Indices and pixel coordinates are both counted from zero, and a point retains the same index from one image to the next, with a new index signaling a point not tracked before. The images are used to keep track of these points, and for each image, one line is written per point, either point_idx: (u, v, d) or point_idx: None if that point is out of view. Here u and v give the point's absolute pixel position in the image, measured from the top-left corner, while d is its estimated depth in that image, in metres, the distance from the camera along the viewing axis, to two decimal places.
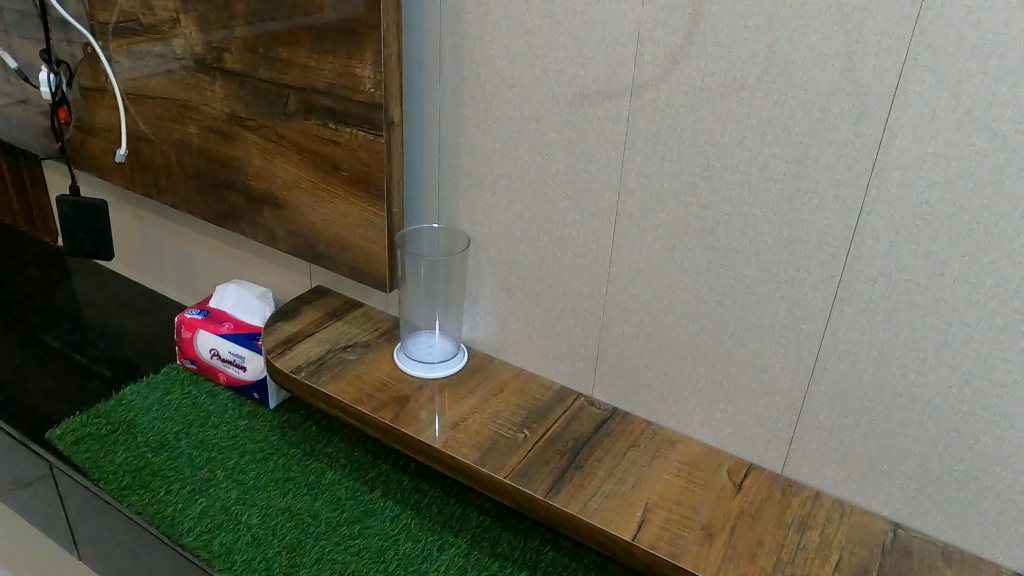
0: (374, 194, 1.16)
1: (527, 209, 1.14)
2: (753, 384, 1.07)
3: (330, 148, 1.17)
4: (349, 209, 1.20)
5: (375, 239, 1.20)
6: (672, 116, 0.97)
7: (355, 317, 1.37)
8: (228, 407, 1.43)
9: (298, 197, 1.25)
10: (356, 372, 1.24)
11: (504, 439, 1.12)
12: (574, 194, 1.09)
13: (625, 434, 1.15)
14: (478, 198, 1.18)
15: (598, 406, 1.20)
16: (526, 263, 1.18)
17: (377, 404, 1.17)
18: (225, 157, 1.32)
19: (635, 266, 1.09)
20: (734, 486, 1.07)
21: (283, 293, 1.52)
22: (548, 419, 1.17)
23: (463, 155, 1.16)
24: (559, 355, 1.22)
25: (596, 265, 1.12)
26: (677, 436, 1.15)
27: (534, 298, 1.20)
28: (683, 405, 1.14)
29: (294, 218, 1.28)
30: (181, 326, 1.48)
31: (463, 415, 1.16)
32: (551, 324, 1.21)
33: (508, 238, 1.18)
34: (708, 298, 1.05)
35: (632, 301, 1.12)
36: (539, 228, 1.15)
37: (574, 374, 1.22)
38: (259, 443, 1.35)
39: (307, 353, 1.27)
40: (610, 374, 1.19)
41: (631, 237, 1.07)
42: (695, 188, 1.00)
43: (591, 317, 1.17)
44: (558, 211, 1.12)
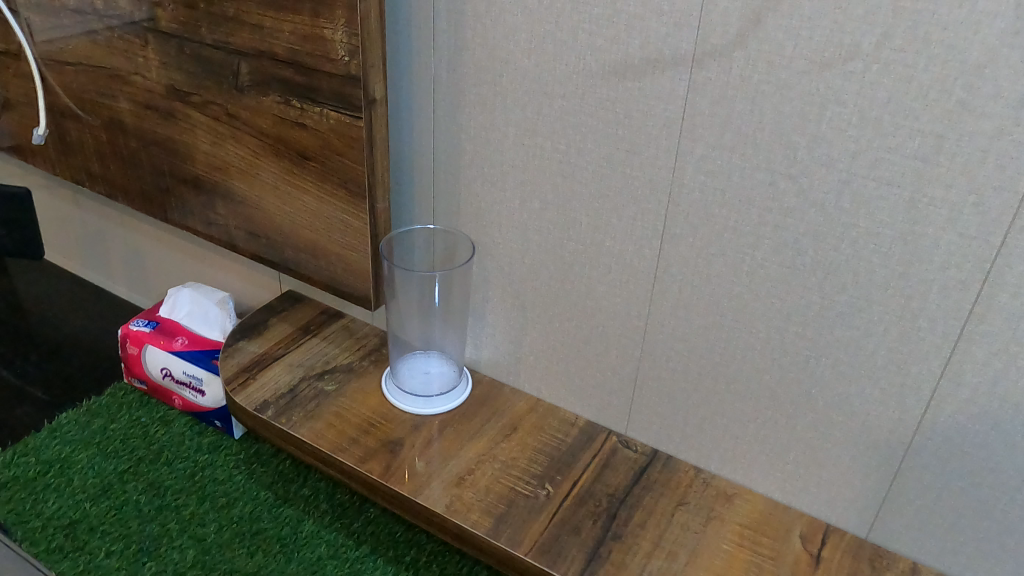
0: (353, 191, 0.91)
1: (548, 209, 0.90)
2: (837, 433, 0.84)
3: (296, 132, 0.92)
4: (323, 208, 0.96)
5: (355, 246, 0.96)
6: (748, 95, 0.73)
7: (334, 333, 1.13)
8: (184, 438, 1.20)
9: (257, 191, 1.00)
10: (337, 408, 1.00)
11: (522, 499, 0.90)
12: (610, 192, 0.85)
13: (669, 488, 0.93)
14: (484, 193, 0.93)
15: (634, 449, 0.98)
16: (545, 276, 0.95)
17: (364, 453, 0.94)
18: (166, 140, 1.06)
19: (688, 284, 0.85)
20: (811, 559, 0.85)
21: (247, 298, 1.28)
22: (574, 469, 0.94)
23: (466, 140, 0.91)
24: (586, 385, 1.00)
25: (636, 281, 0.89)
26: (734, 488, 0.93)
27: (555, 317, 0.97)
28: (742, 452, 0.92)
29: (255, 217, 1.03)
30: (126, 340, 1.23)
31: (470, 465, 0.94)
32: (575, 348, 0.98)
33: (524, 245, 0.94)
34: (784, 327, 0.82)
35: (682, 326, 0.88)
36: (563, 233, 0.90)
37: (603, 408, 1.00)
38: (222, 487, 1.12)
39: (275, 382, 1.04)
40: (650, 411, 0.96)
41: (685, 247, 0.84)
42: (776, 189, 0.76)
43: (627, 342, 0.93)
44: (588, 213, 0.88)
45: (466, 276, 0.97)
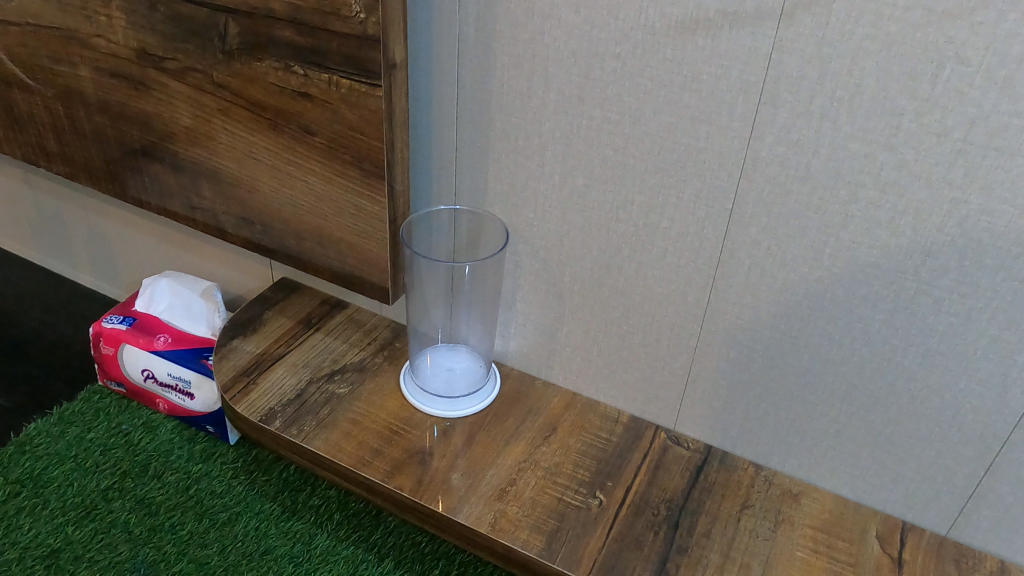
0: (368, 171, 0.79)
1: (594, 186, 0.79)
2: (922, 429, 0.76)
3: (298, 103, 0.79)
4: (331, 191, 0.84)
5: (370, 232, 0.84)
6: (848, 54, 0.62)
7: (339, 326, 1.02)
8: (173, 446, 1.08)
9: (251, 171, 0.88)
10: (353, 415, 0.90)
11: (573, 512, 0.81)
12: (669, 167, 0.74)
13: (729, 489, 0.85)
14: (517, 170, 0.82)
15: (686, 446, 0.89)
16: (587, 261, 0.84)
17: (390, 466, 0.84)
18: (137, 113, 0.91)
19: (757, 269, 0.76)
20: (893, 564, 0.78)
21: (233, 286, 1.16)
22: (624, 473, 0.85)
23: (496, 109, 0.79)
24: (629, 378, 0.90)
25: (695, 266, 0.79)
26: (798, 486, 0.86)
27: (597, 306, 0.87)
28: (808, 448, 0.84)
29: (249, 200, 0.91)
30: (99, 339, 1.10)
31: (511, 474, 0.84)
32: (619, 339, 0.88)
33: (562, 226, 0.83)
34: (868, 316, 0.73)
35: (747, 315, 0.79)
36: (610, 213, 0.80)
37: (649, 403, 0.91)
38: (220, 501, 1.01)
39: (280, 387, 0.92)
40: (703, 405, 0.88)
41: (756, 228, 0.74)
42: (873, 163, 0.66)
43: (680, 332, 0.84)
44: (642, 190, 0.77)
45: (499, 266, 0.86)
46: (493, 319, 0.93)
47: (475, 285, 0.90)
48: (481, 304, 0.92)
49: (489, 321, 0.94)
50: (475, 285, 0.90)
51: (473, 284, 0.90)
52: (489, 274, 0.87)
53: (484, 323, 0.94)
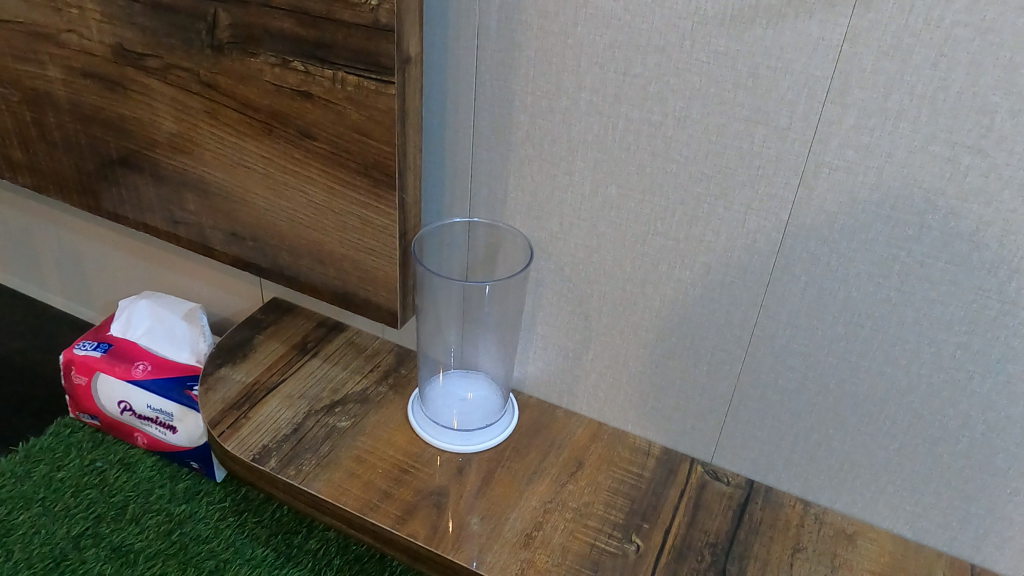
0: (377, 180, 0.71)
1: (630, 196, 0.71)
2: (997, 462, 0.69)
3: (298, 104, 0.70)
4: (334, 203, 0.75)
5: (377, 248, 0.76)
6: (934, 43, 0.55)
7: (338, 352, 0.93)
8: (153, 485, 0.98)
9: (242, 181, 0.79)
10: (357, 451, 0.81)
11: (609, 560, 0.72)
12: (717, 174, 0.67)
13: (778, 530, 0.76)
14: (542, 178, 0.74)
15: (726, 482, 0.81)
16: (619, 279, 0.76)
17: (401, 510, 0.75)
18: (113, 118, 0.82)
19: (815, 288, 0.68)
20: None
21: (219, 307, 1.06)
22: (661, 513, 0.77)
23: (520, 111, 0.71)
24: (663, 408, 0.82)
25: (742, 284, 0.71)
26: (853, 526, 0.77)
27: (628, 328, 0.79)
28: (863, 483, 0.76)
29: (240, 213, 0.82)
30: (70, 368, 1.00)
31: (536, 517, 0.75)
32: (652, 364, 0.80)
33: (591, 240, 0.75)
34: (941, 339, 0.66)
35: (800, 338, 0.71)
36: (647, 225, 0.72)
37: (684, 434, 0.83)
38: (206, 547, 0.91)
39: (274, 421, 0.83)
40: (745, 436, 0.80)
41: (815, 242, 0.66)
42: (957, 167, 0.58)
43: (722, 357, 0.76)
44: (685, 200, 0.69)
45: (521, 285, 0.78)
46: (511, 343, 0.84)
47: (492, 307, 0.81)
48: (498, 326, 0.84)
49: (506, 345, 0.85)
50: (493, 306, 0.81)
51: (490, 305, 0.81)
52: (509, 295, 0.78)
53: (501, 348, 0.85)
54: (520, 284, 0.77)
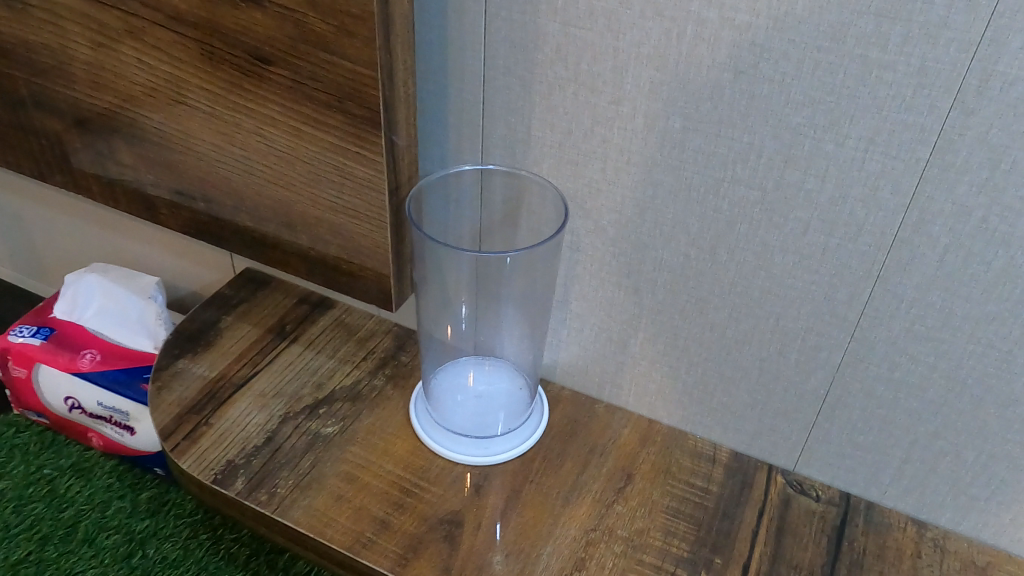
0: (354, 116, 0.52)
1: (700, 131, 0.52)
2: None
3: (243, 14, 0.51)
4: (301, 150, 0.57)
5: (362, 209, 0.57)
6: None
7: (323, 335, 0.76)
8: (111, 496, 0.82)
9: (183, 124, 0.60)
10: (346, 467, 0.64)
11: None
12: (828, 97, 0.47)
13: (888, 564, 0.59)
14: (579, 110, 0.55)
15: (816, 497, 0.64)
16: (680, 243, 0.58)
17: (403, 547, 0.58)
18: (16, 45, 0.64)
19: (959, 252, 0.49)
20: None
21: (187, 281, 0.89)
22: (737, 544, 0.60)
23: (548, 17, 0.52)
24: (733, 404, 0.65)
25: (853, 249, 0.52)
26: (984, 556, 0.60)
27: (690, 306, 0.61)
28: (1001, 502, 0.59)
29: (185, 167, 0.63)
30: (6, 359, 0.83)
31: (577, 553, 0.58)
32: (722, 351, 0.62)
33: (644, 193, 0.57)
34: None
35: (931, 319, 0.53)
36: (722, 171, 0.53)
37: (760, 435, 0.65)
38: (173, 573, 0.76)
39: (243, 428, 0.66)
40: (842, 441, 0.62)
41: (967, 189, 0.47)
42: None
43: (818, 343, 0.58)
44: (778, 134, 0.50)
45: (553, 255, 0.59)
46: (539, 325, 0.67)
47: (513, 280, 0.63)
48: (521, 301, 0.65)
49: (532, 327, 0.67)
50: (515, 281, 0.63)
51: (511, 279, 0.63)
52: (536, 266, 0.60)
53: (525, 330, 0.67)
54: (551, 254, 0.59)
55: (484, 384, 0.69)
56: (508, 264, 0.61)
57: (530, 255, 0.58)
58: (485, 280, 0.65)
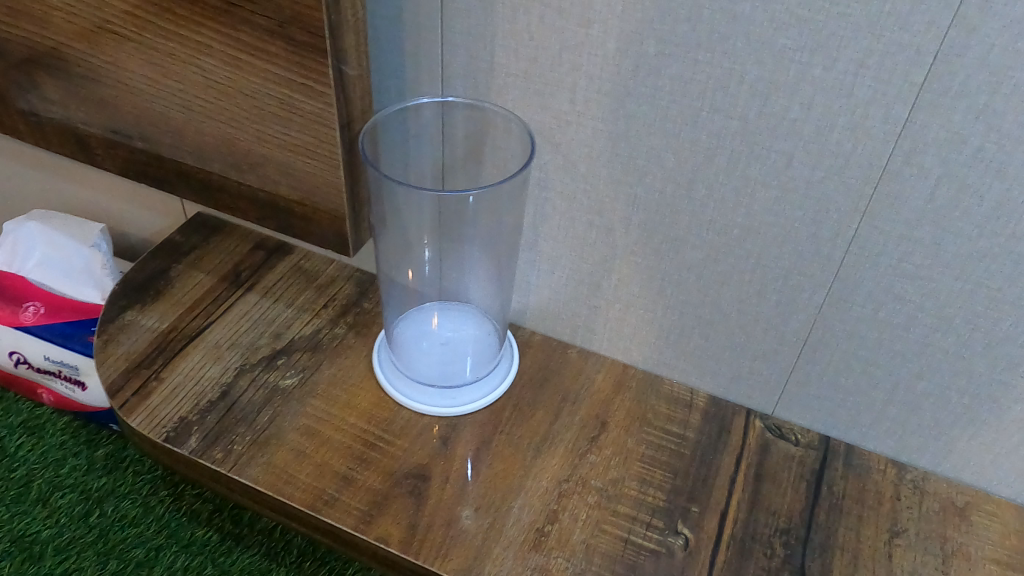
0: (297, 42, 0.47)
1: (677, 56, 0.48)
2: None
3: None
4: (242, 81, 0.51)
5: (311, 147, 0.53)
6: None
7: (281, 283, 0.72)
8: (65, 454, 0.79)
9: (112, 54, 0.55)
10: (307, 422, 0.61)
11: (648, 562, 0.53)
12: (816, 14, 0.43)
13: (867, 508, 0.58)
14: (546, 34, 0.50)
15: (795, 442, 0.62)
16: (656, 179, 0.54)
17: (367, 503, 0.55)
18: None
19: (951, 185, 0.46)
20: None
21: (136, 227, 0.84)
22: (714, 491, 0.58)
23: None
24: (710, 348, 0.62)
25: (839, 183, 0.49)
26: (964, 496, 0.59)
27: (666, 247, 0.57)
28: (983, 443, 0.57)
29: (118, 102, 0.58)
30: None
31: (549, 505, 0.56)
32: (699, 293, 0.59)
33: (617, 125, 0.52)
34: None
35: (919, 256, 0.50)
36: (700, 99, 0.49)
37: (738, 379, 0.63)
38: (133, 531, 0.73)
39: (196, 382, 0.63)
40: (822, 383, 0.60)
41: (963, 116, 0.44)
42: None
43: (799, 284, 0.55)
44: (761, 57, 0.46)
45: (520, 193, 0.55)
46: (507, 267, 0.63)
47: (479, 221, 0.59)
48: (488, 243, 0.62)
49: (501, 270, 0.63)
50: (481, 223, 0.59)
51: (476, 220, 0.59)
52: (504, 206, 0.56)
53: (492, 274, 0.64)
54: (518, 192, 0.55)
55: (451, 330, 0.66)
56: (473, 204, 0.57)
57: (497, 195, 0.54)
58: (449, 221, 0.61)
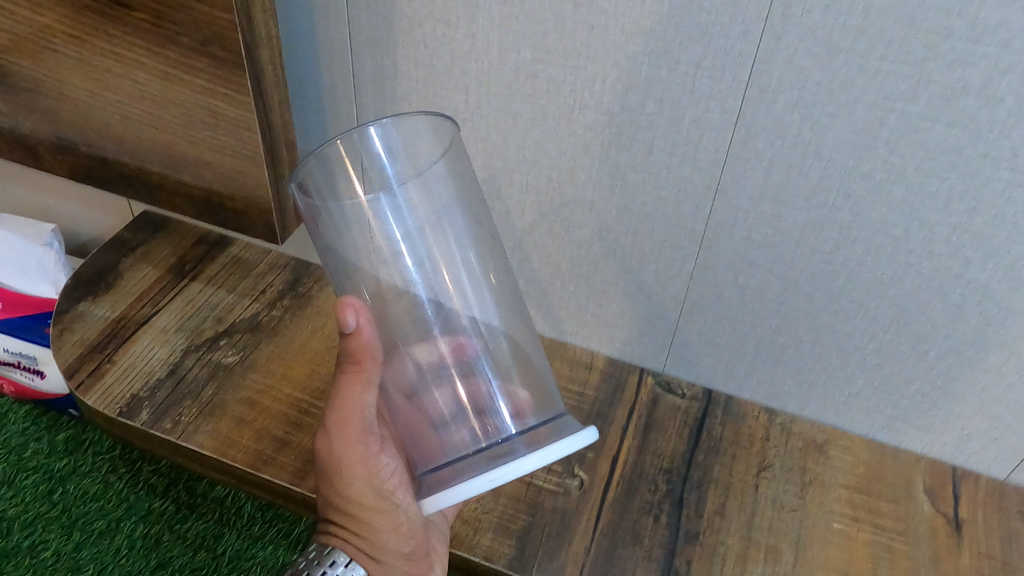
0: (218, 59, 0.54)
1: (550, 61, 0.56)
2: (992, 358, 0.59)
3: None
4: (173, 92, 0.58)
5: (236, 148, 0.60)
6: None
7: (222, 272, 0.79)
8: (27, 439, 0.85)
9: (55, 70, 0.61)
10: (247, 394, 0.68)
11: (547, 500, 0.61)
12: (657, 25, 0.52)
13: (740, 448, 0.67)
14: (438, 44, 0.58)
15: (681, 395, 0.71)
16: (544, 167, 0.62)
17: (301, 461, 0.63)
18: None
19: (781, 166, 0.55)
20: (950, 526, 0.62)
21: (88, 225, 0.90)
22: (608, 439, 0.66)
23: None
24: (606, 315, 0.70)
25: (693, 166, 0.57)
26: (823, 434, 0.69)
27: (557, 227, 0.66)
28: (835, 388, 0.66)
29: (63, 113, 0.65)
30: None
31: None
32: (590, 266, 0.67)
33: (506, 120, 0.60)
34: (935, 221, 0.53)
35: (764, 228, 0.59)
36: (573, 98, 0.57)
37: (630, 342, 0.72)
38: (94, 505, 0.79)
39: (145, 362, 0.70)
40: (701, 343, 0.69)
41: (783, 108, 0.52)
42: None
43: (671, 255, 0.63)
44: (619, 61, 0.54)
45: (462, 150, 0.50)
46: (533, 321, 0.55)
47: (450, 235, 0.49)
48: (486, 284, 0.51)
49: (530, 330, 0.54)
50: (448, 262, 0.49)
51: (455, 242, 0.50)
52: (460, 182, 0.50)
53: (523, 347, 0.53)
54: (461, 140, 0.49)
55: (511, 411, 0.49)
56: (440, 205, 0.49)
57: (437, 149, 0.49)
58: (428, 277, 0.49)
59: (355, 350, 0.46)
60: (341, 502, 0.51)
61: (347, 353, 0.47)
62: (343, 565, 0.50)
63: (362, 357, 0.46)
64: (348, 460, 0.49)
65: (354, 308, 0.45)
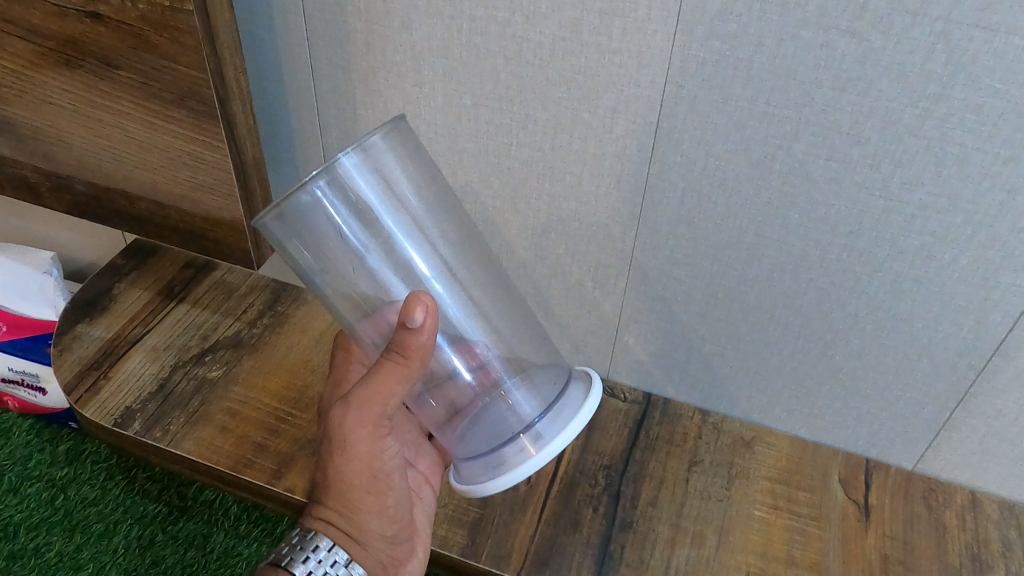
0: (195, 111, 0.62)
1: (487, 106, 0.63)
2: (888, 360, 0.66)
3: (90, 28, 0.60)
4: (157, 139, 0.66)
5: (214, 187, 0.67)
6: None
7: (207, 294, 0.86)
8: (31, 451, 0.92)
9: (53, 120, 0.69)
10: (229, 404, 0.75)
11: (498, 495, 0.69)
12: (576, 75, 0.59)
13: (674, 445, 0.74)
14: (390, 91, 0.65)
15: (623, 398, 0.78)
16: (489, 197, 0.69)
17: (277, 464, 0.70)
18: None
19: (692, 195, 0.62)
20: (859, 511, 0.69)
21: (84, 252, 0.98)
22: None
23: (354, 16, 0.61)
24: (554, 328, 0.78)
25: (618, 196, 0.65)
26: (751, 432, 0.76)
27: (504, 248, 0.73)
28: (758, 389, 0.74)
29: (60, 156, 0.72)
30: None
31: None
32: (536, 283, 0.75)
33: (454, 156, 0.68)
34: (826, 241, 0.61)
35: (683, 249, 0.66)
36: (510, 137, 0.64)
37: (577, 351, 0.79)
38: (93, 509, 0.87)
39: (137, 378, 0.77)
40: (639, 351, 0.76)
41: (689, 146, 0.60)
42: (833, 53, 0.51)
43: (606, 273, 0.71)
44: (547, 105, 0.61)
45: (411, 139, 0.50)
46: (508, 289, 0.58)
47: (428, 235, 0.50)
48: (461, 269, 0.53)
49: (504, 291, 0.57)
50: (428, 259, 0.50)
51: (439, 239, 0.51)
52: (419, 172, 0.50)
53: (504, 315, 0.56)
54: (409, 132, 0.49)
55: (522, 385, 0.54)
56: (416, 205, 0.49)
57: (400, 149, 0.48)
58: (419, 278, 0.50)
59: (410, 349, 0.45)
60: (334, 480, 0.52)
61: (397, 349, 0.46)
62: (324, 548, 0.52)
63: (413, 357, 0.46)
64: (358, 443, 0.50)
65: (424, 306, 0.44)
